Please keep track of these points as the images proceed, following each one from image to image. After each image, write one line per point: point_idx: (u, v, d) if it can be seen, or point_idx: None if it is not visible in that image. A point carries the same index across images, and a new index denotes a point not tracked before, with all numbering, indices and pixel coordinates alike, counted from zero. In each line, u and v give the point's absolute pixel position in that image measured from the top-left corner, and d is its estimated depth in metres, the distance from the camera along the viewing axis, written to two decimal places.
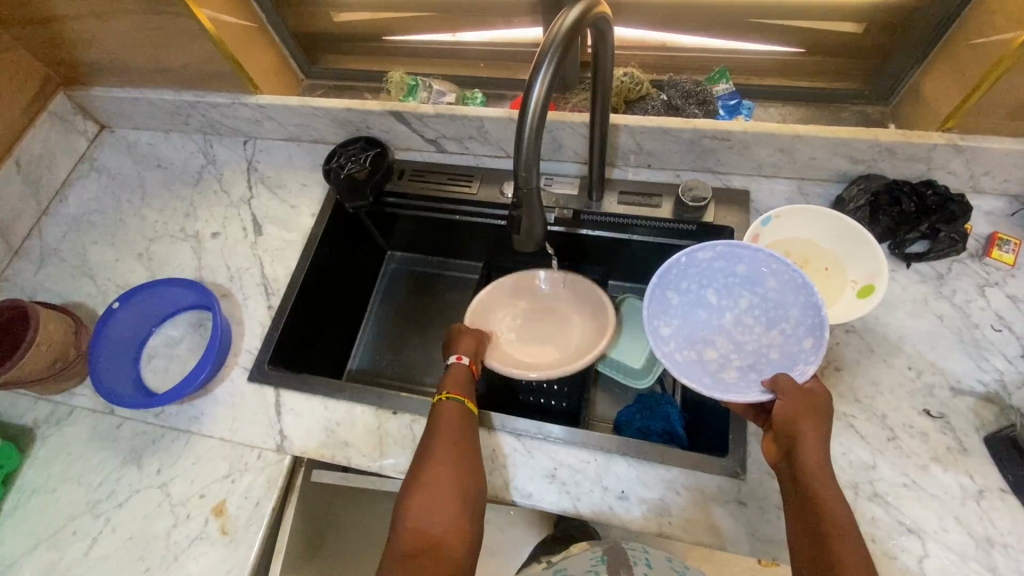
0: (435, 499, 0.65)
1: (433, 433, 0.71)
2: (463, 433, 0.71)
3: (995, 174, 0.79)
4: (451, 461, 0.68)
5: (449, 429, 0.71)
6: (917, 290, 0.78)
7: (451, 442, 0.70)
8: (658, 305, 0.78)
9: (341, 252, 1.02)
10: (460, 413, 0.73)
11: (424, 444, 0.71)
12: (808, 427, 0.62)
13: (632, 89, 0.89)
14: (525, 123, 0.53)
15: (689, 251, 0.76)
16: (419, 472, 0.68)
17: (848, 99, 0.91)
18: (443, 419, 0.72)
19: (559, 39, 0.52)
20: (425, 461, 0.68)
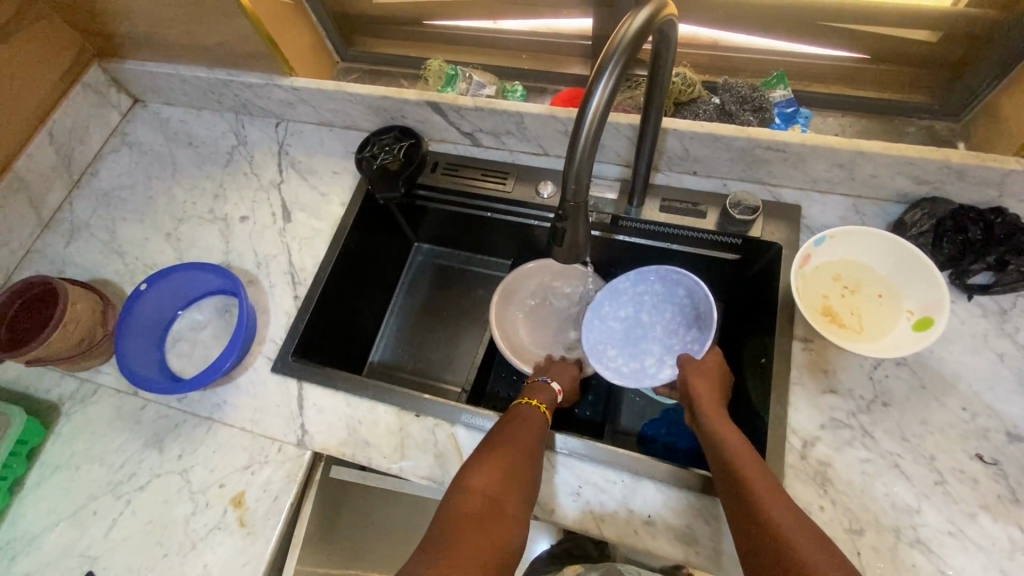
0: (508, 474, 0.64)
1: (510, 421, 0.72)
2: (542, 428, 0.72)
3: None
4: (528, 449, 0.68)
5: (533, 423, 0.72)
6: (976, 325, 0.73)
7: (531, 432, 0.70)
8: (597, 331, 0.89)
9: (369, 243, 1.00)
10: (545, 421, 0.74)
11: (499, 428, 0.71)
12: (694, 378, 0.75)
13: (683, 90, 0.84)
14: (582, 132, 0.49)
15: (608, 284, 0.89)
16: (495, 446, 0.67)
17: (915, 113, 0.85)
18: (529, 414, 0.73)
19: (625, 42, 0.48)
20: (503, 440, 0.68)
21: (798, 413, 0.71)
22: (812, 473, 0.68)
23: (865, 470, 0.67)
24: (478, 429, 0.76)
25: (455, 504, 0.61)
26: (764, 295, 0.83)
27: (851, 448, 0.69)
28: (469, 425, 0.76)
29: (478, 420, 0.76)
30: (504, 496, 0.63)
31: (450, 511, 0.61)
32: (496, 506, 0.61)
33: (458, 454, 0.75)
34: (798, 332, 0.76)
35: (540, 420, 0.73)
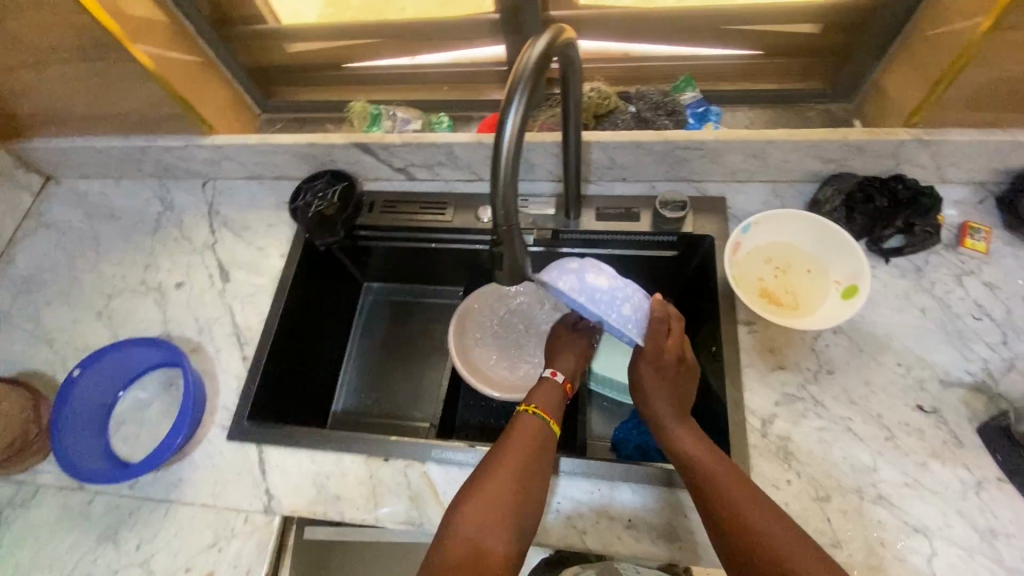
0: (495, 505, 0.63)
1: (504, 441, 0.70)
2: (540, 441, 0.71)
3: (960, 165, 0.81)
4: (519, 470, 0.66)
5: (526, 440, 0.70)
6: (898, 286, 0.78)
7: (523, 450, 0.69)
8: None
9: (316, 291, 0.98)
10: (542, 436, 0.71)
11: (493, 452, 0.69)
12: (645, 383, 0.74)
13: (600, 103, 0.88)
14: (501, 158, 0.49)
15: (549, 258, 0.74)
16: (483, 477, 0.66)
17: (813, 99, 0.92)
18: (524, 429, 0.71)
19: (529, 72, 0.49)
20: (492, 468, 0.67)
21: (753, 394, 0.74)
22: (775, 450, 0.70)
23: (822, 438, 0.71)
24: (450, 463, 0.75)
25: (443, 553, 0.60)
26: (705, 286, 0.87)
27: (806, 419, 0.72)
28: (441, 460, 0.75)
29: (447, 453, 0.75)
30: (492, 536, 0.61)
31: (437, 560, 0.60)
32: (484, 548, 0.60)
33: (433, 492, 0.74)
34: (741, 316, 0.79)
35: (537, 428, 0.72)
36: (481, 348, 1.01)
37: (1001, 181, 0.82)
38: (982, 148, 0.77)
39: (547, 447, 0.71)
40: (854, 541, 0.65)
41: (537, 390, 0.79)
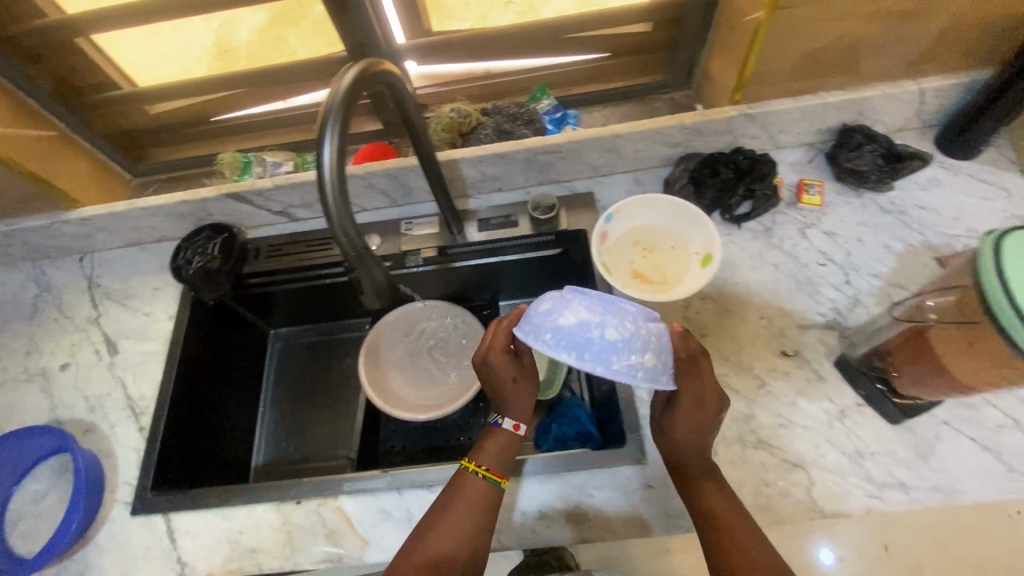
0: (437, 571, 0.62)
1: (453, 491, 0.68)
2: (490, 495, 0.68)
3: (787, 131, 0.89)
4: (458, 526, 0.65)
5: (473, 493, 0.67)
6: (753, 247, 0.86)
7: (470, 508, 0.66)
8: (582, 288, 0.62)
9: (215, 347, 0.96)
10: (490, 489, 0.68)
11: (441, 500, 0.68)
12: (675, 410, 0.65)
13: (461, 121, 0.93)
14: (326, 190, 0.51)
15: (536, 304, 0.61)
16: (425, 531, 0.65)
17: (658, 91, 0.99)
18: (472, 484, 0.68)
19: (338, 104, 0.51)
20: (437, 524, 0.65)
21: None
22: None
23: None
24: (363, 493, 0.75)
25: None
26: (588, 277, 0.92)
27: None
28: (353, 492, 0.75)
29: (359, 484, 0.76)
30: None
31: None
32: None
33: (349, 526, 0.74)
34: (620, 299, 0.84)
35: (487, 487, 0.68)
36: (392, 374, 1.02)
37: (826, 140, 0.92)
38: (800, 113, 0.86)
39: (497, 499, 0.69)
40: (741, 486, 0.70)
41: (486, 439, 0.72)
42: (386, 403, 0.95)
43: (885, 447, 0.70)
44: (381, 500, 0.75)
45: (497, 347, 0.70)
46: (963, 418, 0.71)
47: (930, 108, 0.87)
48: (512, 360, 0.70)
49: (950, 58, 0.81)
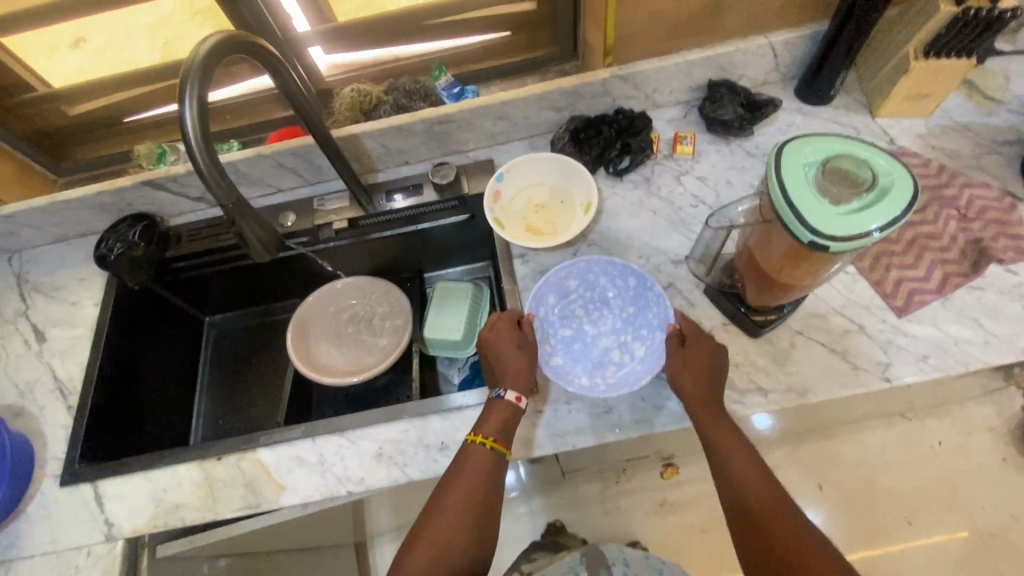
0: (444, 551, 0.66)
1: (460, 466, 0.71)
2: (494, 468, 0.71)
3: (660, 90, 0.98)
4: (460, 503, 0.68)
5: (472, 470, 0.70)
6: (634, 196, 0.94)
7: (474, 484, 0.69)
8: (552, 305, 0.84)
9: (143, 330, 1.01)
10: (489, 464, 0.70)
11: (443, 480, 0.72)
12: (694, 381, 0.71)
13: (362, 100, 1.00)
14: (192, 147, 0.58)
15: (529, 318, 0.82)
16: (430, 514, 0.69)
17: (548, 64, 1.07)
18: (470, 459, 0.71)
19: (195, 71, 0.58)
20: (438, 504, 0.69)
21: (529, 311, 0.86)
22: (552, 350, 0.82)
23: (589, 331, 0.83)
24: (279, 445, 0.80)
25: None
26: None
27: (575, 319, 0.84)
28: (270, 444, 0.80)
29: (275, 437, 0.80)
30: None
31: None
32: None
33: (265, 475, 0.79)
34: (515, 251, 0.92)
35: (490, 458, 0.71)
36: (323, 348, 1.07)
37: (698, 96, 1.00)
38: (666, 72, 0.95)
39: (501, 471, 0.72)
40: (620, 404, 0.78)
41: (490, 412, 0.74)
42: (313, 373, 1.00)
43: (746, 359, 0.78)
44: (296, 449, 0.80)
45: (501, 321, 0.80)
46: (814, 328, 0.79)
47: (784, 60, 0.96)
48: (513, 331, 0.79)
49: (787, 12, 0.90)
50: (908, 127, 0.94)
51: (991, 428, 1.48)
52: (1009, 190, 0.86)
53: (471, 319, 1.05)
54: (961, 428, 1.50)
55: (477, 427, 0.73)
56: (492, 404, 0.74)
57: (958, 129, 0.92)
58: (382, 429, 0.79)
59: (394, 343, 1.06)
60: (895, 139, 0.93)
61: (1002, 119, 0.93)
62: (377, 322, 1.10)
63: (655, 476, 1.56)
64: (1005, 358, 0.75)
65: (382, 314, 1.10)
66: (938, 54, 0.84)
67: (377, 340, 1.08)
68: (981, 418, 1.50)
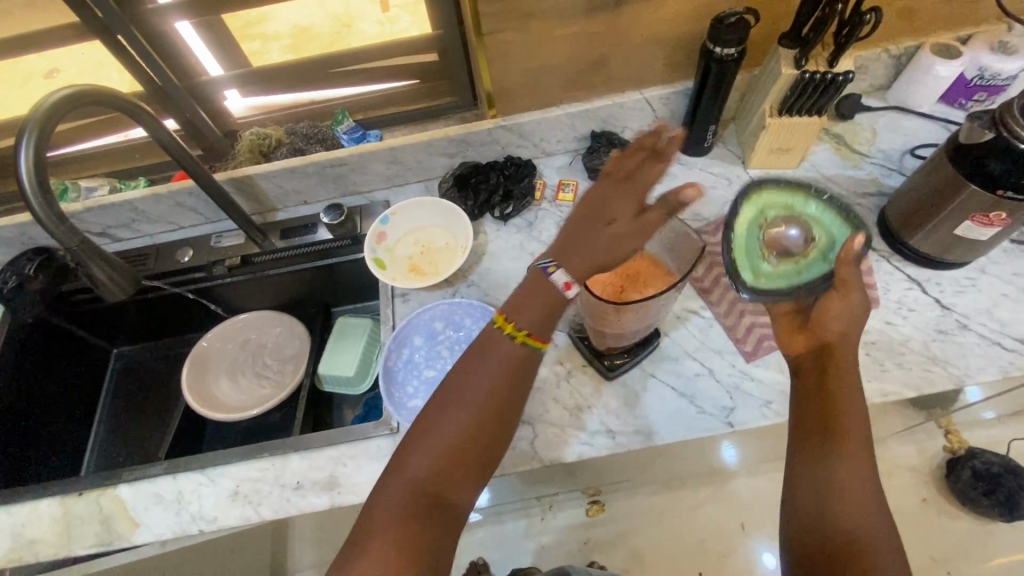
0: (454, 456, 0.61)
1: (484, 363, 0.64)
2: (523, 371, 0.64)
3: (548, 139, 1.03)
4: (481, 405, 0.62)
5: (500, 364, 0.64)
6: (516, 239, 0.97)
7: (500, 380, 0.63)
8: (417, 346, 0.87)
9: (38, 363, 1.02)
10: (520, 361, 0.64)
11: (463, 364, 0.65)
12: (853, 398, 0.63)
13: (262, 142, 1.05)
14: (25, 191, 0.62)
15: (392, 358, 0.85)
16: (448, 404, 0.63)
17: (449, 112, 1.12)
18: (498, 350, 0.64)
19: (34, 123, 0.62)
20: (451, 399, 0.63)
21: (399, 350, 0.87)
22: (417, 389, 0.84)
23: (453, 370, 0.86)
24: (141, 482, 0.81)
25: (387, 496, 0.61)
26: None
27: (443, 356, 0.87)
28: (132, 481, 0.81)
29: (137, 474, 0.81)
30: (438, 484, 0.61)
31: (384, 501, 0.61)
32: (427, 500, 0.60)
33: (122, 511, 0.79)
34: (397, 291, 0.94)
35: (516, 363, 0.64)
36: (219, 381, 1.08)
37: (585, 145, 1.05)
38: (549, 123, 1.00)
39: (525, 376, 0.65)
40: None
41: (536, 300, 0.65)
42: (204, 407, 1.01)
43: (599, 400, 0.80)
44: (156, 486, 0.80)
45: (640, 175, 0.67)
46: (666, 371, 0.82)
47: (663, 113, 1.02)
48: (637, 198, 0.66)
49: (659, 70, 0.96)
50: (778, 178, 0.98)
51: (912, 467, 1.46)
52: (864, 240, 0.90)
53: (367, 357, 1.06)
54: (883, 467, 1.46)
55: (512, 313, 0.65)
56: (545, 283, 0.65)
57: (823, 181, 0.97)
58: (242, 466, 0.80)
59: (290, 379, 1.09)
60: None
61: (865, 171, 0.98)
62: (277, 357, 1.12)
63: (581, 513, 1.52)
64: None
65: (284, 349, 1.13)
66: (793, 113, 0.89)
67: (275, 375, 1.10)
68: (903, 457, 1.47)
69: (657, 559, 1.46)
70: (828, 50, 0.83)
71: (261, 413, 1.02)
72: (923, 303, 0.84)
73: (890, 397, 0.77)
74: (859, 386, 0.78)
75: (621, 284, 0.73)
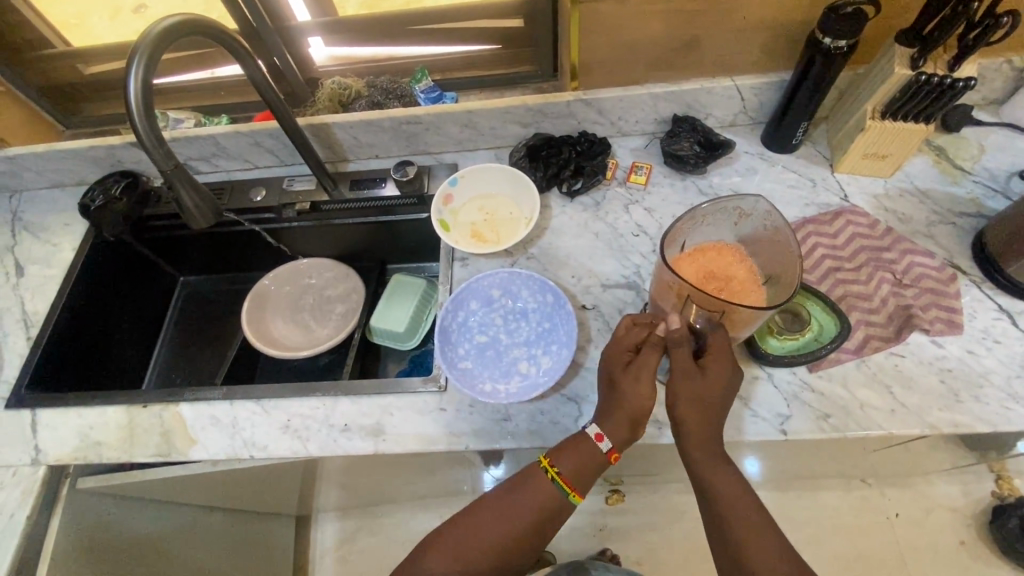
0: (469, 571, 0.69)
1: (523, 494, 0.72)
2: (552, 513, 0.72)
3: (627, 119, 1.00)
4: (509, 532, 0.70)
5: (536, 503, 0.71)
6: (581, 217, 0.96)
7: (531, 513, 0.71)
8: (474, 312, 0.88)
9: (113, 280, 1.08)
10: (552, 501, 0.72)
11: (507, 484, 0.74)
12: (710, 438, 0.69)
13: (341, 92, 1.07)
14: (132, 112, 0.64)
15: (450, 319, 0.86)
16: (482, 519, 0.72)
17: (527, 80, 1.10)
18: (538, 482, 0.72)
19: (145, 46, 0.64)
20: (488, 515, 0.72)
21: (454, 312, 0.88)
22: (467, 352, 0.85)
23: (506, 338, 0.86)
24: (200, 403, 0.85)
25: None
26: None
27: None
28: (192, 401, 0.85)
29: (198, 395, 0.86)
30: None
31: None
32: None
33: (181, 427, 0.84)
34: (457, 254, 0.95)
35: (549, 503, 0.71)
36: (276, 320, 1.12)
37: (664, 129, 1.02)
38: (631, 101, 0.97)
39: (553, 520, 0.72)
40: (520, 414, 0.79)
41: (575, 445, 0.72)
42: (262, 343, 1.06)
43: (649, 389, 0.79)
44: (214, 408, 0.85)
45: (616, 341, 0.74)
46: None
47: (751, 104, 0.97)
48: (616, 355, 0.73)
49: (756, 58, 0.92)
50: (866, 186, 0.93)
51: (954, 508, 1.39)
52: (953, 262, 0.85)
53: (418, 315, 1.07)
54: (922, 503, 1.40)
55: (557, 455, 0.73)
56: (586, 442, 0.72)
57: (916, 195, 0.91)
58: (294, 402, 0.83)
59: (342, 327, 1.12)
60: (849, 196, 0.92)
61: (965, 190, 0.91)
62: (332, 306, 1.16)
63: (601, 500, 1.53)
64: (909, 429, 0.74)
65: (338, 298, 1.16)
66: (895, 117, 0.84)
67: (329, 322, 1.14)
68: (946, 497, 1.40)
69: (671, 557, 1.45)
70: (949, 53, 0.77)
71: (313, 355, 1.05)
72: (1011, 337, 0.78)
73: (960, 429, 0.73)
74: (929, 413, 0.74)
75: (711, 284, 0.70)
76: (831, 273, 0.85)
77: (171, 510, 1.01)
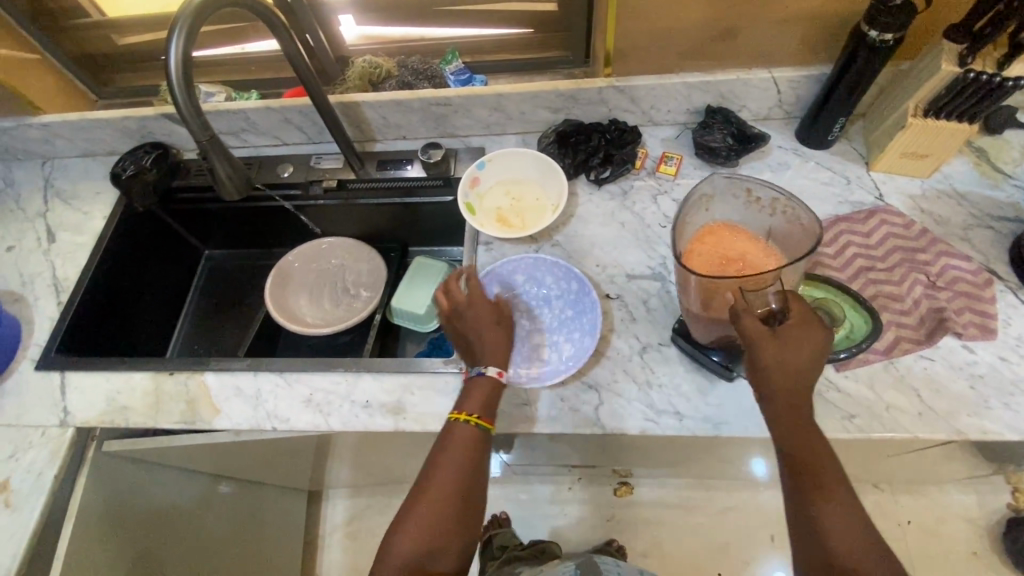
0: (438, 531, 0.65)
1: (450, 444, 0.70)
2: (484, 447, 0.71)
3: (659, 108, 0.99)
4: (463, 480, 0.68)
5: (466, 444, 0.70)
6: (608, 206, 0.95)
7: (463, 458, 0.69)
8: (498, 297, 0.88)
9: (140, 250, 1.09)
10: (480, 438, 0.71)
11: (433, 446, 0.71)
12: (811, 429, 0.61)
13: (371, 72, 1.07)
14: (172, 81, 0.65)
15: None
16: (430, 478, 0.68)
17: (558, 65, 1.09)
18: (456, 429, 0.71)
19: (186, 15, 0.64)
20: (432, 474, 0.68)
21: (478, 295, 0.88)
22: None
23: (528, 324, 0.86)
24: (225, 373, 0.87)
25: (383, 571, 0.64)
26: None
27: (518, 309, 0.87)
28: (217, 371, 0.87)
29: (223, 365, 0.87)
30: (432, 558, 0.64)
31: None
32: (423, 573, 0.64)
33: (206, 397, 0.86)
34: (481, 238, 0.94)
35: (479, 440, 0.70)
36: (299, 297, 1.13)
37: (696, 119, 1.00)
38: (664, 90, 0.95)
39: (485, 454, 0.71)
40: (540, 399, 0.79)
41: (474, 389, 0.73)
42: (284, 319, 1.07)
43: (672, 381, 0.79)
44: (238, 379, 0.86)
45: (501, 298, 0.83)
46: None
47: (788, 98, 0.95)
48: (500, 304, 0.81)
49: (796, 49, 0.90)
50: (902, 186, 0.91)
51: (968, 518, 1.37)
52: (989, 267, 0.83)
53: None
54: (935, 511, 1.39)
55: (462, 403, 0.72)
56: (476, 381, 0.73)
57: (954, 197, 0.89)
58: (317, 377, 0.84)
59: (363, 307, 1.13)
60: (884, 196, 0.90)
61: (1005, 194, 0.89)
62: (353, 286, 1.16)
63: (609, 491, 1.53)
64: (935, 433, 0.73)
65: (360, 278, 1.16)
66: (939, 115, 0.82)
67: (350, 302, 1.15)
68: (960, 507, 1.38)
69: (677, 551, 1.46)
70: (1000, 50, 0.75)
71: (334, 333, 1.06)
72: None
73: (989, 436, 0.72)
74: (958, 419, 0.73)
75: (731, 268, 0.70)
76: (863, 273, 0.84)
77: (191, 478, 1.03)
